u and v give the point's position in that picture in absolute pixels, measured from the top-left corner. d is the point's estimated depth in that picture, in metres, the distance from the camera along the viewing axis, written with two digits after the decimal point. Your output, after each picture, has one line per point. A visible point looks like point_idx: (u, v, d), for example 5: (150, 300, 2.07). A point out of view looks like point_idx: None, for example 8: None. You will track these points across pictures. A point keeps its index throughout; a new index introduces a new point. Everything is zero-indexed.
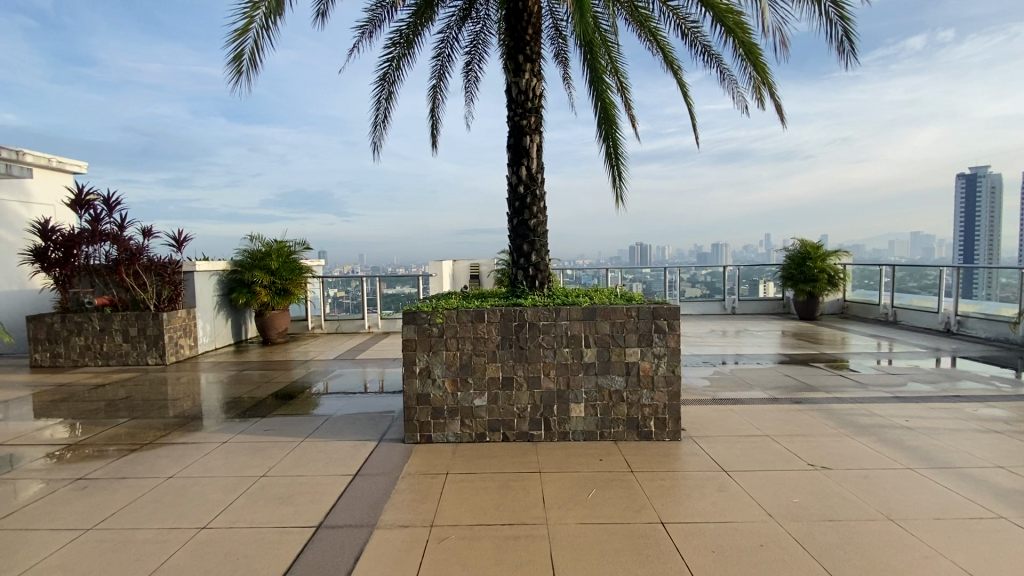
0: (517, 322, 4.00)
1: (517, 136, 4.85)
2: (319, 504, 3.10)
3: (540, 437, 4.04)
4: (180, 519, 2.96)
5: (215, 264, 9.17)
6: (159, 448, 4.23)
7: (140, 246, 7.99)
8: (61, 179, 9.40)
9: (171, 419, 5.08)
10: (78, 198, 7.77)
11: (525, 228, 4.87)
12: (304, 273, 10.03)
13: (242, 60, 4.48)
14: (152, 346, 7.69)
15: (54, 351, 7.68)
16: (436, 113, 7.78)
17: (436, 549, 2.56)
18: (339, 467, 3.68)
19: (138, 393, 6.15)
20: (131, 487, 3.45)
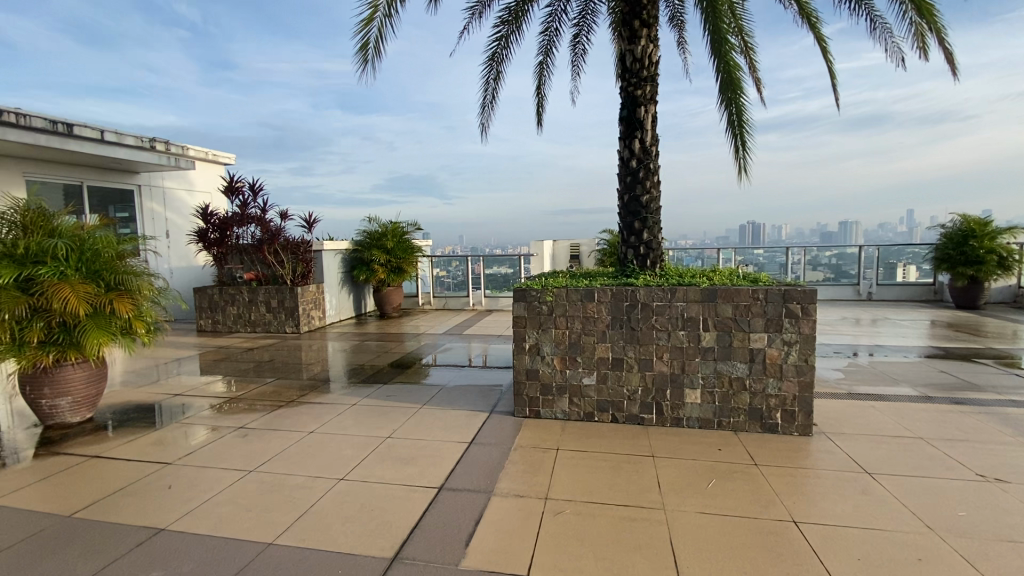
0: (629, 302, 3.87)
1: (631, 107, 4.63)
2: (440, 467, 3.30)
3: (652, 421, 3.92)
4: (323, 470, 3.33)
5: (339, 244, 10.03)
6: (300, 405, 4.78)
7: (279, 227, 8.97)
8: (215, 170, 10.86)
9: (307, 381, 5.72)
10: (230, 186, 8.87)
11: (637, 205, 4.66)
12: (415, 252, 10.63)
13: (367, 49, 4.76)
14: (290, 316, 8.68)
15: (215, 318, 8.97)
16: (542, 90, 7.70)
17: (553, 522, 2.61)
18: (455, 434, 3.88)
19: (280, 357, 6.99)
20: (281, 437, 3.95)
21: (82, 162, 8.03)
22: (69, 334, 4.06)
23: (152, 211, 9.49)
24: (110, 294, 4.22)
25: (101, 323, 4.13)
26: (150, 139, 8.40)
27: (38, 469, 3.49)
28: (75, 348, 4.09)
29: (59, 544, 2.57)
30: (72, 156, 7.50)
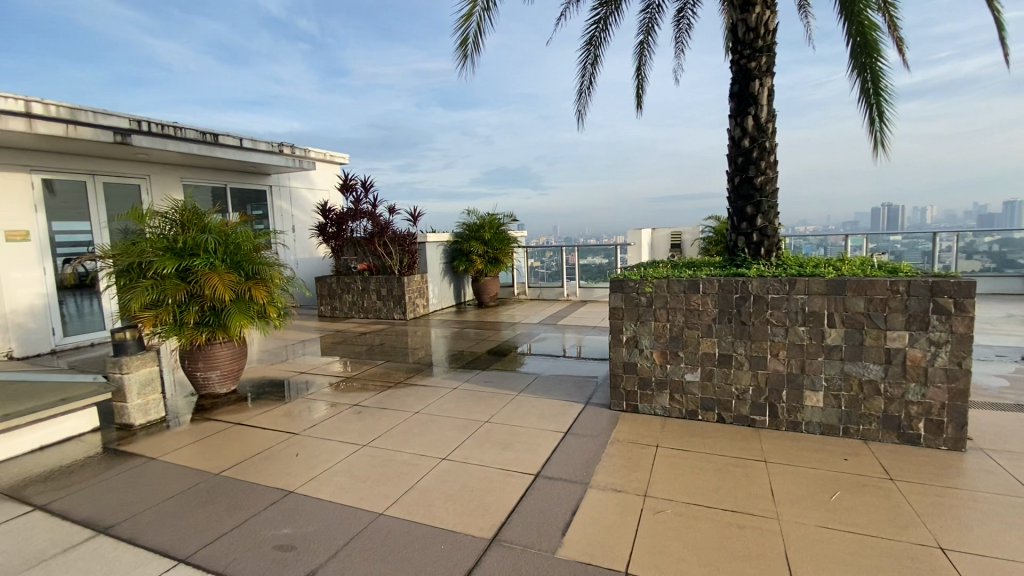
0: (739, 294, 3.59)
1: (743, 82, 4.26)
2: (536, 455, 3.34)
3: (765, 423, 3.63)
4: (427, 449, 3.53)
5: (441, 236, 10.49)
6: (405, 387, 5.11)
7: (387, 221, 9.61)
8: (332, 170, 11.90)
9: (411, 365, 6.10)
10: (345, 183, 9.65)
11: (750, 188, 4.30)
12: (511, 243, 10.81)
13: (467, 44, 4.87)
14: (397, 304, 9.30)
15: (333, 305, 9.88)
16: (642, 72, 7.37)
17: (653, 521, 2.51)
18: (551, 423, 3.90)
19: (388, 342, 7.52)
20: (389, 416, 4.25)
21: (226, 167, 9.20)
22: (217, 316, 4.69)
23: (281, 208, 10.65)
24: (248, 282, 4.80)
25: (242, 308, 4.72)
26: (278, 144, 9.40)
27: (196, 431, 4.10)
28: (222, 329, 4.71)
29: (213, 497, 3.01)
30: (218, 162, 8.64)
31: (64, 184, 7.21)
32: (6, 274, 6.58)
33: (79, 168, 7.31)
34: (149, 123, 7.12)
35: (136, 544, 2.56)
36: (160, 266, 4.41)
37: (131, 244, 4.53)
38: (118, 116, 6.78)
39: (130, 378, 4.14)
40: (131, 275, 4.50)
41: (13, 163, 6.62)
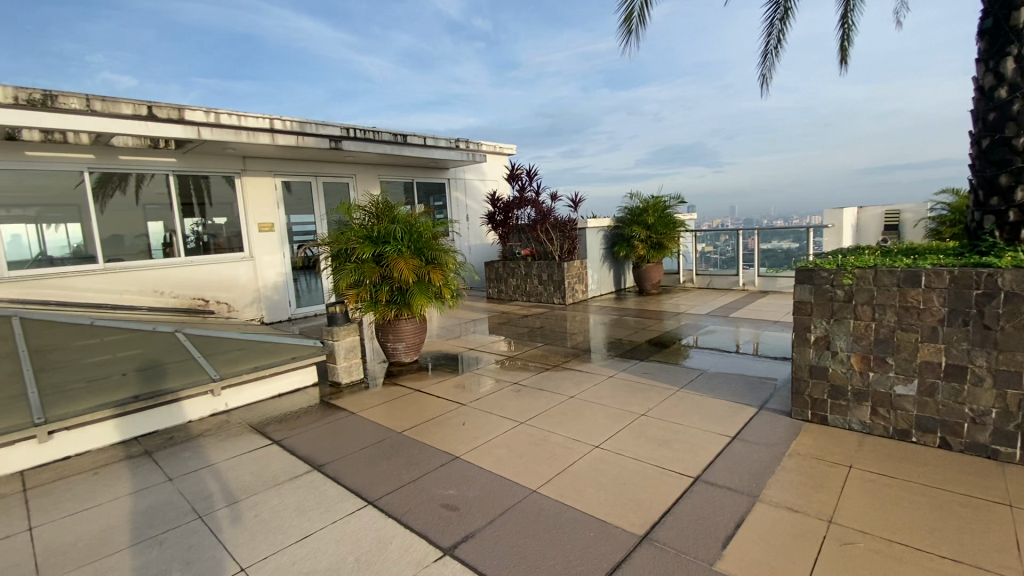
0: (982, 291, 2.81)
1: (1002, 13, 3.26)
2: (696, 456, 3.12)
3: (1015, 457, 2.82)
4: (581, 434, 3.56)
5: (603, 221, 10.35)
6: (563, 371, 5.22)
7: (549, 208, 9.83)
8: (501, 160, 12.59)
9: (570, 349, 6.19)
10: (511, 173, 10.12)
11: (1007, 153, 3.30)
12: (678, 227, 10.16)
13: (632, 19, 4.65)
14: (558, 289, 9.51)
15: (499, 288, 10.52)
16: (849, 20, 6.16)
17: (838, 552, 2.15)
18: (716, 424, 3.59)
19: (548, 325, 7.74)
20: (547, 397, 4.39)
21: (413, 164, 10.35)
22: (403, 296, 5.37)
23: (457, 198, 11.65)
24: (428, 266, 5.38)
25: (422, 289, 5.31)
26: (455, 140, 10.26)
27: (385, 393, 4.78)
28: (406, 306, 5.38)
29: (395, 452, 3.47)
30: (406, 160, 9.80)
31: (298, 184, 8.97)
32: (261, 257, 8.51)
33: (306, 172, 8.99)
34: (355, 130, 8.40)
35: (338, 482, 3.10)
36: (360, 252, 5.19)
37: (341, 233, 5.38)
38: (332, 126, 8.18)
39: (338, 345, 4.99)
40: (340, 259, 5.38)
41: (264, 170, 8.48)
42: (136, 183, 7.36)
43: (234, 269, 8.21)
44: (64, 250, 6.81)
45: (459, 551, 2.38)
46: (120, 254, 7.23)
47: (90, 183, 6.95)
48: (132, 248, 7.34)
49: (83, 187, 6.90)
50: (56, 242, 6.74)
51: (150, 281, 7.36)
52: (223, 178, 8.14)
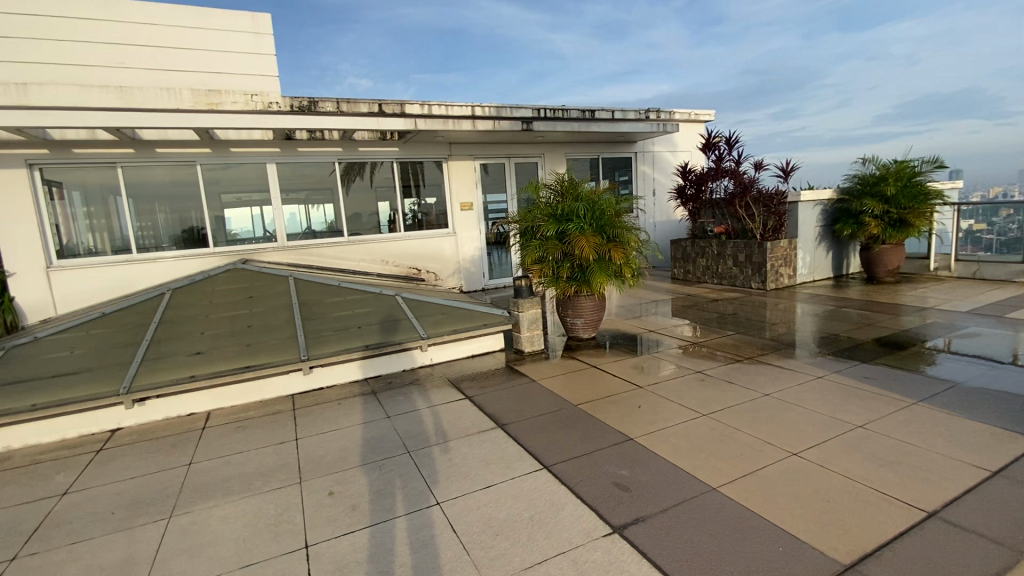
0: None
1: None
2: (935, 488, 2.51)
3: None
4: (775, 437, 3.17)
5: (821, 193, 8.80)
6: (757, 364, 4.68)
7: (751, 179, 8.67)
8: (696, 129, 11.63)
9: (767, 341, 5.51)
10: (708, 142, 9.25)
11: None
12: (930, 199, 8.10)
13: None
14: (757, 272, 8.50)
15: (686, 269, 9.81)
16: None
17: None
18: (970, 453, 2.82)
19: (742, 312, 7.00)
20: (735, 391, 4.01)
21: (601, 139, 10.24)
22: (584, 273, 5.43)
23: (645, 173, 11.18)
24: (610, 244, 5.33)
25: (603, 267, 5.29)
26: (645, 111, 9.81)
27: (564, 366, 4.96)
28: (587, 284, 5.43)
29: (569, 423, 3.59)
30: (594, 136, 9.75)
31: (494, 165, 9.70)
32: (461, 233, 9.50)
33: (500, 153, 9.63)
34: (545, 110, 8.70)
35: (518, 443, 3.35)
36: (545, 229, 5.38)
37: (528, 211, 5.64)
38: (525, 108, 8.63)
39: (522, 316, 5.34)
40: (526, 236, 5.65)
41: (465, 154, 9.36)
42: (371, 170, 8.87)
43: (440, 243, 9.34)
44: (322, 226, 8.60)
45: (628, 532, 2.37)
46: (359, 229, 8.84)
47: (339, 171, 8.63)
48: (366, 224, 8.90)
49: (335, 174, 8.62)
50: (317, 219, 8.56)
51: (378, 252, 8.87)
52: (433, 162, 9.27)
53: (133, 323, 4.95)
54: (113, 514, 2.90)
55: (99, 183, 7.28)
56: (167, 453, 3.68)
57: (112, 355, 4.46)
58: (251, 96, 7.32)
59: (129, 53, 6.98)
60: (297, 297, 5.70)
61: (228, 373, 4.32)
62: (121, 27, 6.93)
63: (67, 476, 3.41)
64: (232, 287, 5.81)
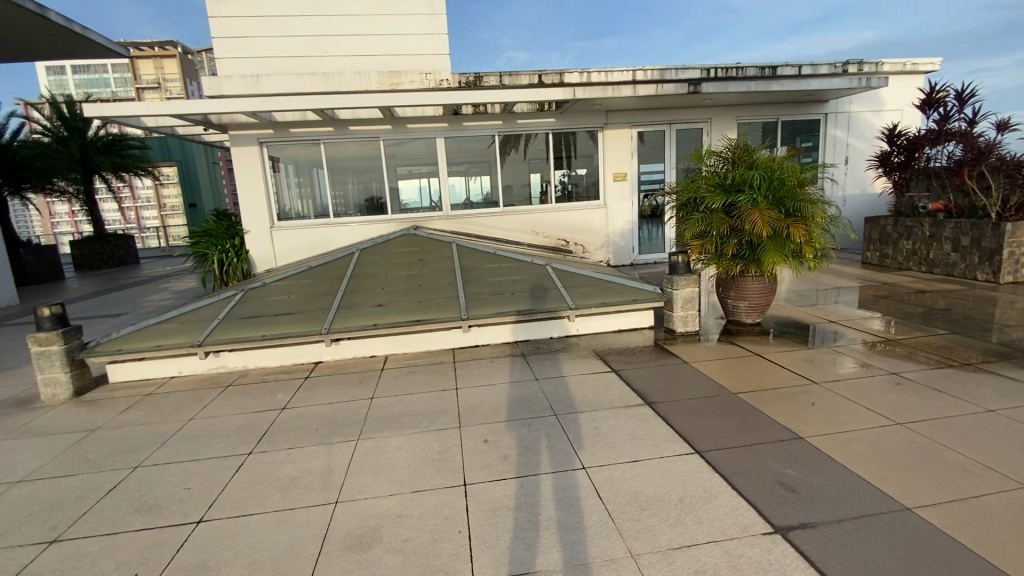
0: None
1: None
2: None
3: None
4: (1002, 463, 2.56)
5: None
6: (979, 373, 3.80)
7: (991, 143, 7.00)
8: (912, 82, 9.57)
9: (996, 346, 4.42)
10: (928, 98, 7.57)
11: None
12: None
13: None
14: (986, 260, 6.76)
15: (883, 252, 8.30)
16: None
17: None
18: None
19: (960, 308, 5.70)
20: (944, 402, 3.32)
21: (781, 100, 9.00)
22: (753, 251, 4.91)
23: (835, 138, 9.59)
24: (788, 219, 4.72)
25: (777, 245, 4.73)
26: (842, 64, 8.34)
27: (721, 350, 4.61)
28: (756, 263, 4.91)
29: (726, 411, 3.35)
30: (773, 97, 8.62)
31: (652, 134, 9.19)
32: (614, 205, 9.27)
33: (661, 121, 9.08)
34: (716, 70, 7.93)
35: (668, 423, 3.23)
36: (710, 201, 4.96)
37: (691, 181, 5.24)
38: (693, 69, 7.97)
39: (677, 294, 5.06)
40: (688, 208, 5.28)
41: (622, 122, 9.02)
42: (526, 141, 9.09)
43: (591, 215, 9.25)
44: (479, 197, 9.13)
45: (793, 536, 2.15)
46: (513, 200, 9.19)
47: (498, 143, 8.99)
48: (520, 195, 9.21)
49: (493, 146, 9.01)
50: (475, 189, 9.10)
51: (530, 223, 9.13)
52: (588, 132, 9.13)
53: (331, 276, 5.88)
54: (317, 430, 3.54)
55: (307, 158, 8.66)
56: (355, 386, 4.35)
57: (316, 301, 5.37)
58: (426, 75, 8.05)
59: (331, 43, 8.07)
60: (458, 261, 6.18)
61: (402, 324, 4.91)
62: (326, 21, 8.01)
63: (286, 394, 4.26)
64: (405, 250, 6.51)
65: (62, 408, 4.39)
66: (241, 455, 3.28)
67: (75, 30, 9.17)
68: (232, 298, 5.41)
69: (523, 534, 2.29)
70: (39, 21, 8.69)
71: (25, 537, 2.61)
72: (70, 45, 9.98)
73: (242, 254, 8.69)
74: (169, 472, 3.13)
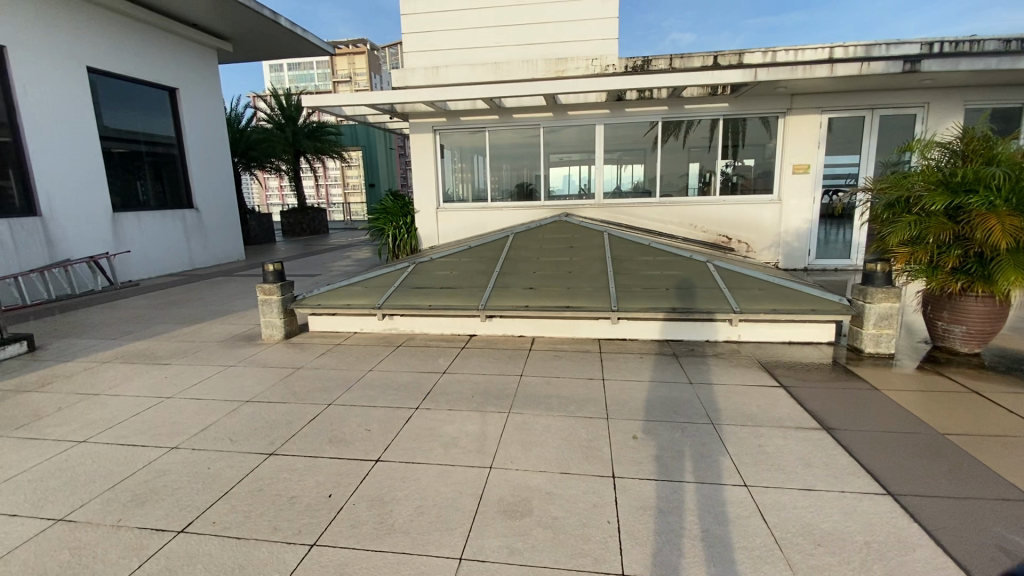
0: None
1: None
2: None
3: None
4: None
5: None
6: None
7: None
8: None
9: None
10: None
11: None
12: None
13: None
14: None
15: None
16: None
17: None
18: None
19: None
20: None
21: None
22: (983, 266, 4.01)
23: None
24: None
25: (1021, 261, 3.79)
26: None
27: (924, 380, 3.87)
28: (986, 281, 4.00)
29: (930, 453, 2.82)
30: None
31: (846, 121, 7.96)
32: (788, 201, 8.27)
33: (860, 105, 7.80)
34: (944, 43, 6.55)
35: (850, 455, 2.83)
36: (928, 202, 4.13)
37: (901, 177, 4.43)
38: (912, 43, 6.67)
39: (870, 308, 4.37)
40: (894, 209, 4.46)
41: (809, 107, 7.94)
42: (686, 129, 8.55)
43: (759, 211, 8.39)
44: (629, 185, 8.88)
45: None
46: (669, 191, 8.74)
47: (658, 130, 8.60)
48: (677, 186, 8.72)
49: (650, 134, 8.65)
50: (627, 178, 8.86)
51: (688, 216, 8.61)
52: (762, 119, 8.25)
53: (488, 256, 6.23)
54: (472, 398, 3.81)
55: (471, 144, 9.24)
56: (505, 362, 4.59)
57: (474, 279, 5.75)
58: (591, 61, 8.00)
59: (503, 33, 8.42)
60: (610, 251, 6.09)
61: (552, 309, 5.02)
62: (501, 12, 8.37)
63: (445, 360, 4.67)
64: (557, 236, 6.61)
65: (275, 347, 5.38)
66: (409, 409, 3.68)
67: (297, 32, 11.02)
68: (404, 269, 6.05)
69: (675, 539, 2.21)
70: (273, 27, 10.55)
71: (252, 447, 3.27)
72: (293, 46, 11.94)
73: (411, 231, 9.65)
74: (354, 413, 3.65)
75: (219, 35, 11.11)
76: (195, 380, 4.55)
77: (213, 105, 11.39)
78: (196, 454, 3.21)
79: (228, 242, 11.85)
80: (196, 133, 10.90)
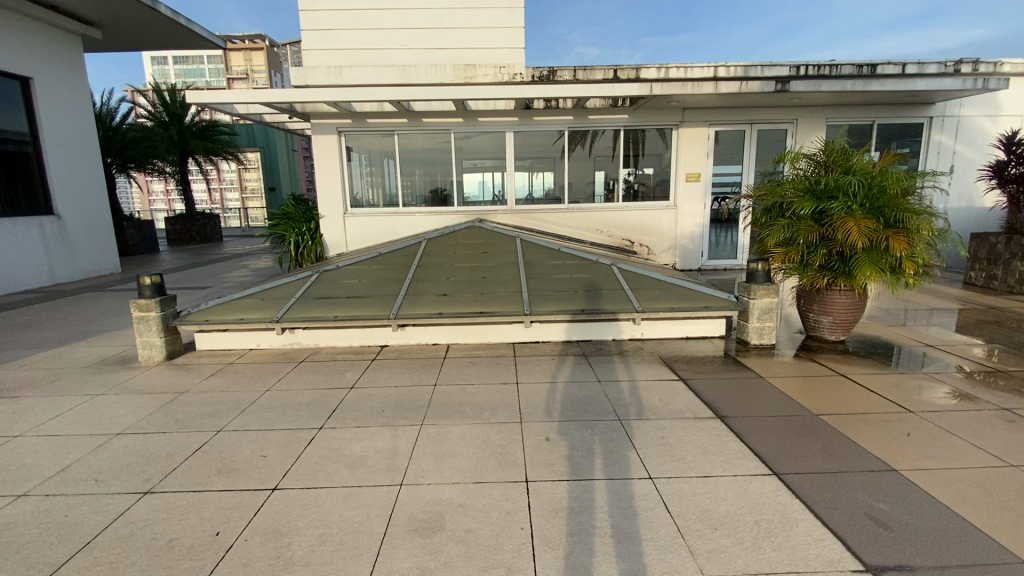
0: None
1: None
2: None
3: None
4: None
5: None
6: None
7: None
8: None
9: None
10: None
11: None
12: None
13: None
14: None
15: (991, 273, 7.42)
16: None
17: None
18: None
19: None
20: None
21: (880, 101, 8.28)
22: (843, 263, 4.56)
23: (941, 144, 8.72)
24: (888, 231, 4.36)
25: (872, 258, 4.37)
26: (955, 62, 7.54)
27: (799, 367, 4.32)
28: (846, 276, 4.56)
29: (807, 433, 3.13)
30: (870, 97, 7.94)
31: (731, 134, 8.75)
32: (684, 207, 8.91)
33: (742, 120, 8.61)
34: (808, 67, 7.40)
35: (742, 441, 3.05)
36: (799, 207, 4.64)
37: (776, 184, 4.93)
38: (782, 66, 7.48)
39: (754, 304, 4.80)
40: (771, 213, 4.95)
41: (699, 121, 8.64)
42: (592, 138, 8.93)
43: (658, 216, 8.97)
44: (540, 192, 9.09)
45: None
46: (578, 197, 9.08)
47: (565, 138, 8.90)
48: (584, 192, 9.08)
49: (559, 143, 8.93)
50: (538, 185, 9.07)
51: (595, 221, 8.98)
52: (659, 130, 8.84)
53: (399, 263, 6.03)
54: (382, 412, 3.64)
55: (381, 147, 8.93)
56: (420, 371, 4.46)
57: (384, 287, 5.53)
58: (500, 69, 8.09)
59: (410, 35, 8.25)
60: (523, 256, 6.16)
61: (466, 315, 4.97)
62: (407, 15, 8.20)
63: (354, 375, 4.42)
64: (470, 242, 6.56)
65: (156, 369, 4.79)
66: (312, 430, 3.42)
67: (180, 22, 9.99)
68: (308, 278, 5.67)
69: (587, 538, 2.24)
70: (151, 14, 9.49)
71: (123, 486, 2.85)
72: (176, 37, 10.84)
73: (316, 237, 9.12)
74: (247, 438, 3.33)
75: (86, 20, 9.80)
76: (51, 413, 3.90)
77: (79, 98, 10.00)
78: (51, 500, 2.74)
79: (100, 253, 10.43)
80: (58, 129, 9.51)
